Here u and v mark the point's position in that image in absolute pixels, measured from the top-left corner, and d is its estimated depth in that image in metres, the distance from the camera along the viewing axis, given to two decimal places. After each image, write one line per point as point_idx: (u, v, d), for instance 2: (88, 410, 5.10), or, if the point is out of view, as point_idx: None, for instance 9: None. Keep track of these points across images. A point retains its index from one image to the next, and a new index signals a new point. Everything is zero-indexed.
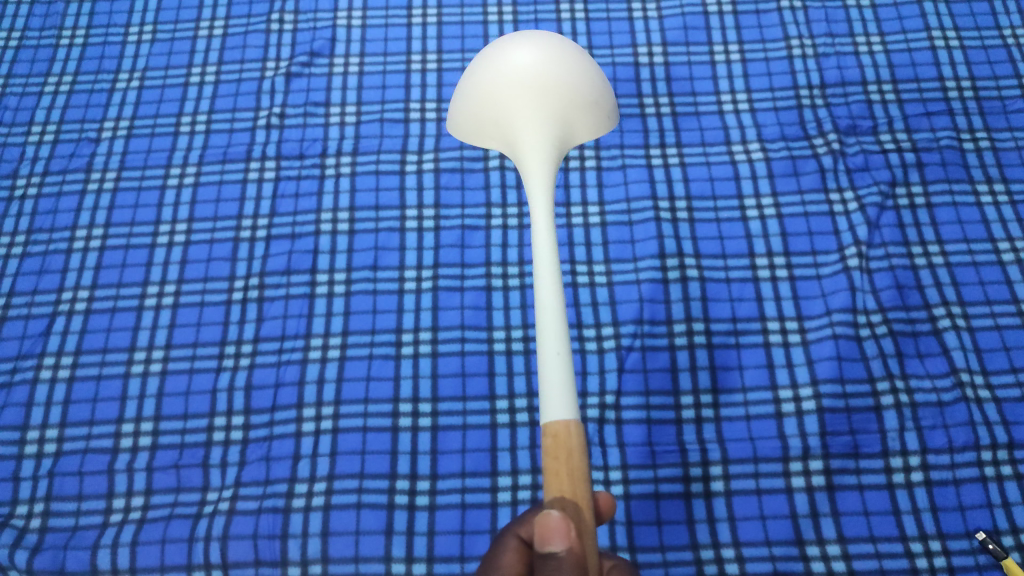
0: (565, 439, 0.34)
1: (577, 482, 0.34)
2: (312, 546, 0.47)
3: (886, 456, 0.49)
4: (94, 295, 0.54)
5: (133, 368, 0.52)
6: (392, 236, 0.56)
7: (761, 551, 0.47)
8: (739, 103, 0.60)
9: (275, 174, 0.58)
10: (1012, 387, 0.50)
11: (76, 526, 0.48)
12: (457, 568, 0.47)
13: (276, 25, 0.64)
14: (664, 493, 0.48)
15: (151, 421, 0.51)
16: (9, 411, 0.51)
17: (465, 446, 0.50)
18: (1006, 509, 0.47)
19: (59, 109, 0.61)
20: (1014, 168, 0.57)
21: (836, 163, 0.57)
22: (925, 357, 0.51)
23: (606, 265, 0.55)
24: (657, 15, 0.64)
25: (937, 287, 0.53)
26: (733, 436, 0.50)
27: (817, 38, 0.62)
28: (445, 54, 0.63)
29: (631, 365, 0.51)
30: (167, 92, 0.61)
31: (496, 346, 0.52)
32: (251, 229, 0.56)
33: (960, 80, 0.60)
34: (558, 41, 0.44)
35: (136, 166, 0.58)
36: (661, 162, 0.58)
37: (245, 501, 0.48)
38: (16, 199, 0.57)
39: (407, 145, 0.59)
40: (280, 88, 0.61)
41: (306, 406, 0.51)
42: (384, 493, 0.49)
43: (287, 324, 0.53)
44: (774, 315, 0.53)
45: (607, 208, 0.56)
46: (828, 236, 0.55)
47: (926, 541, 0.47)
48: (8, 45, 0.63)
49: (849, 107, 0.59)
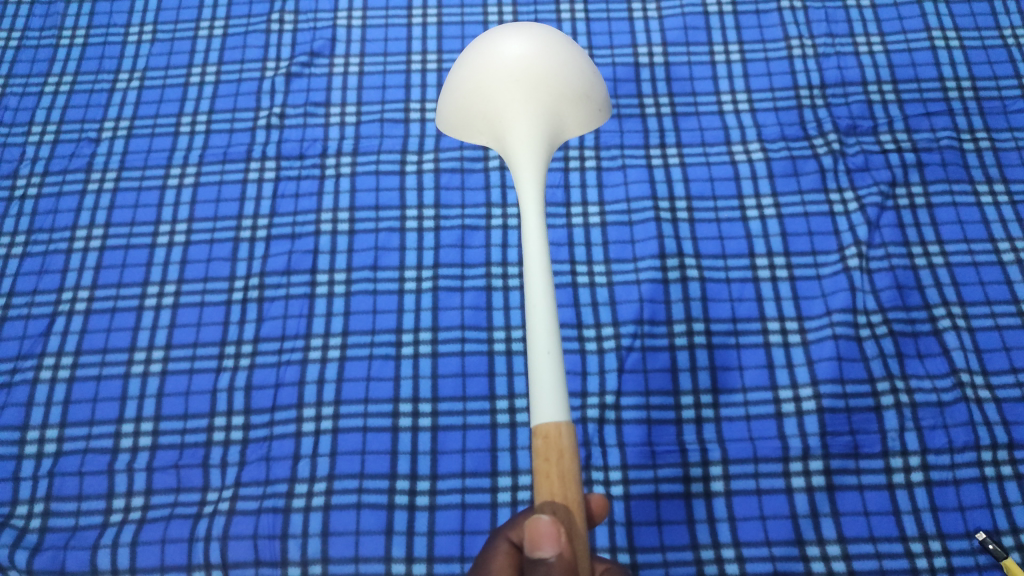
0: (556, 439, 0.34)
1: (568, 486, 0.34)
2: (312, 546, 0.47)
3: (886, 456, 0.49)
4: (94, 295, 0.54)
5: (133, 368, 0.52)
6: (392, 236, 0.56)
7: (761, 551, 0.47)
8: (739, 103, 0.60)
9: (275, 174, 0.58)
10: (1012, 387, 0.50)
11: (76, 526, 0.48)
12: (457, 568, 0.47)
13: (276, 25, 0.64)
14: (664, 493, 0.48)
15: (151, 421, 0.51)
16: (9, 411, 0.51)
17: (465, 447, 0.50)
18: (1006, 509, 0.47)
19: (59, 109, 0.61)
20: (1014, 168, 0.57)
21: (836, 163, 0.57)
22: (924, 357, 0.51)
23: (606, 265, 0.55)
24: (657, 15, 0.64)
25: (937, 287, 0.53)
26: (733, 437, 0.50)
27: (817, 38, 0.62)
28: (444, 54, 0.63)
29: (631, 365, 0.51)
30: (167, 93, 0.61)
31: (496, 346, 0.52)
32: (251, 229, 0.56)
33: (960, 80, 0.60)
34: (548, 33, 0.44)
35: (136, 167, 0.58)
36: (661, 162, 0.58)
37: (246, 501, 0.48)
38: (16, 199, 0.57)
39: (407, 146, 0.59)
40: (280, 88, 0.61)
41: (306, 406, 0.51)
42: (384, 492, 0.49)
43: (287, 324, 0.53)
44: (775, 315, 0.53)
45: (607, 208, 0.56)
46: (828, 236, 0.55)
47: (926, 541, 0.47)
48: (8, 45, 0.63)
49: (849, 107, 0.59)
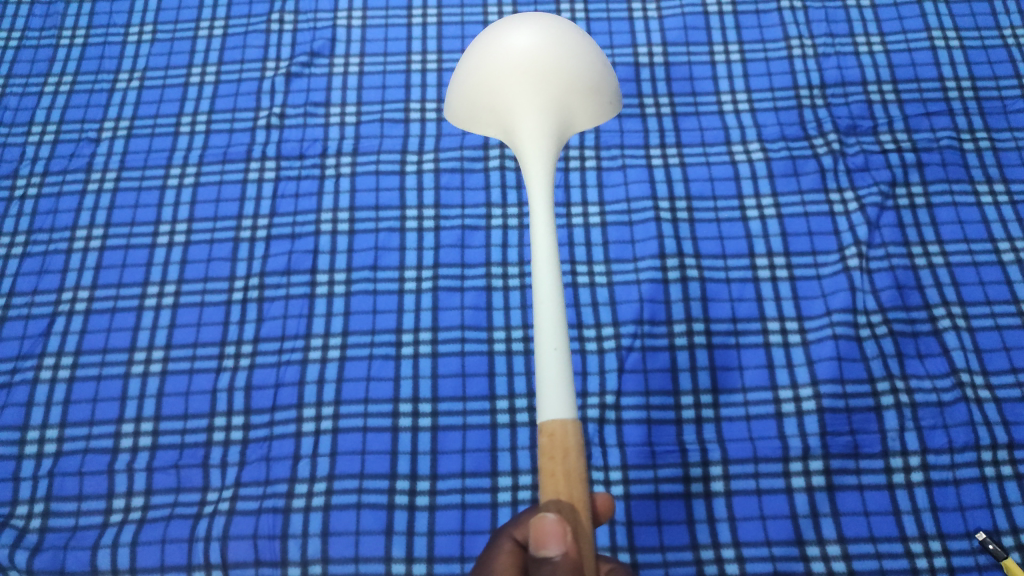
0: (561, 438, 0.34)
1: (574, 484, 0.34)
2: (312, 546, 0.47)
3: (886, 456, 0.49)
4: (94, 295, 0.54)
5: (133, 368, 0.52)
6: (392, 236, 0.56)
7: (761, 551, 0.47)
8: (739, 103, 0.60)
9: (275, 174, 0.58)
10: (1012, 387, 0.50)
11: (76, 526, 0.48)
12: (457, 568, 0.47)
13: (276, 25, 0.64)
14: (664, 493, 0.48)
15: (151, 421, 0.51)
16: (9, 411, 0.51)
17: (465, 447, 0.50)
18: (1006, 509, 0.47)
19: (59, 109, 0.61)
20: (1014, 168, 0.57)
21: (836, 163, 0.57)
22: (925, 357, 0.51)
23: (606, 265, 0.55)
24: (657, 15, 0.64)
25: (937, 287, 0.53)
26: (733, 437, 0.50)
27: (817, 38, 0.62)
28: (445, 54, 0.63)
29: (631, 365, 0.52)
30: (167, 93, 0.61)
31: (496, 346, 0.52)
32: (251, 229, 0.56)
33: (960, 80, 0.60)
34: (558, 23, 0.44)
35: (136, 167, 0.58)
36: (661, 162, 0.58)
37: (246, 501, 0.48)
38: (16, 199, 0.57)
39: (407, 146, 0.59)
40: (280, 88, 0.61)
41: (306, 406, 0.51)
42: (384, 493, 0.49)
43: (287, 324, 0.53)
44: (775, 314, 0.53)
45: (607, 208, 0.56)
46: (828, 236, 0.55)
47: (926, 541, 0.47)
48: (8, 45, 0.63)
49: (849, 107, 0.59)
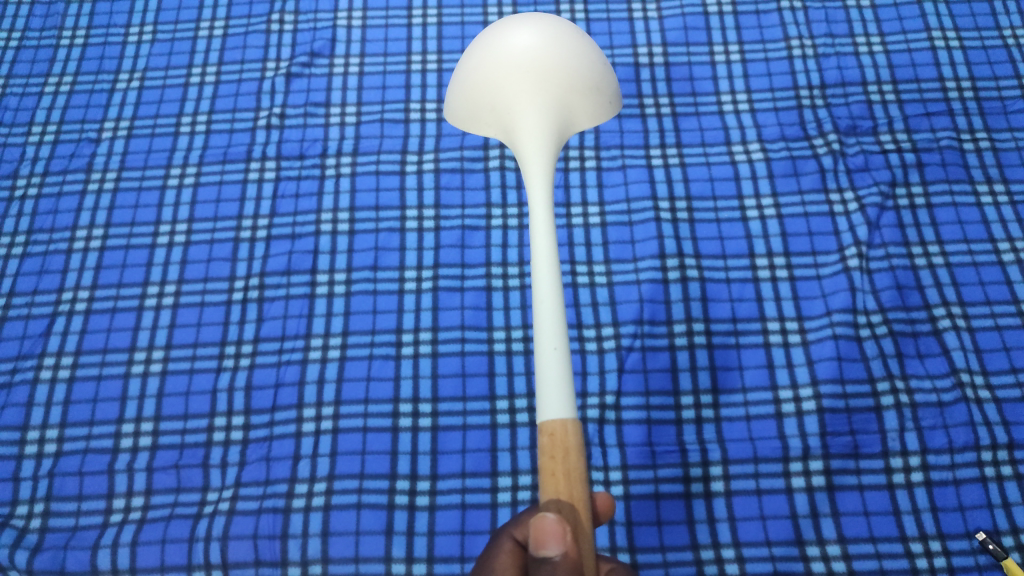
0: (562, 437, 0.34)
1: (574, 484, 0.34)
2: (312, 547, 0.47)
3: (886, 456, 0.49)
4: (94, 295, 0.54)
5: (133, 368, 0.52)
6: (392, 236, 0.56)
7: (761, 551, 0.47)
8: (739, 103, 0.60)
9: (275, 174, 0.58)
10: (1012, 387, 0.50)
11: (76, 526, 0.48)
12: (457, 568, 0.47)
13: (276, 25, 0.64)
14: (664, 493, 0.48)
15: (151, 422, 0.51)
16: (9, 411, 0.51)
17: (465, 447, 0.50)
18: (1006, 509, 0.47)
19: (59, 109, 0.61)
20: (1014, 168, 0.57)
21: (836, 163, 0.57)
22: (925, 357, 0.51)
23: (606, 265, 0.55)
24: (657, 15, 0.64)
25: (937, 287, 0.53)
26: (733, 437, 0.50)
27: (817, 38, 0.62)
28: (445, 54, 0.63)
29: (631, 365, 0.52)
30: (167, 93, 0.61)
31: (496, 346, 0.52)
32: (251, 229, 0.56)
33: (960, 80, 0.60)
34: (558, 23, 0.44)
35: (136, 167, 0.58)
36: (661, 162, 0.58)
37: (246, 501, 0.48)
38: (16, 199, 0.57)
39: (407, 146, 0.59)
40: (280, 88, 0.61)
41: (306, 406, 0.51)
42: (384, 493, 0.49)
43: (287, 324, 0.53)
44: (774, 315, 0.53)
45: (607, 208, 0.56)
46: (828, 236, 0.55)
47: (926, 541, 0.47)
48: (8, 46, 0.63)
49: (849, 108, 0.59)
